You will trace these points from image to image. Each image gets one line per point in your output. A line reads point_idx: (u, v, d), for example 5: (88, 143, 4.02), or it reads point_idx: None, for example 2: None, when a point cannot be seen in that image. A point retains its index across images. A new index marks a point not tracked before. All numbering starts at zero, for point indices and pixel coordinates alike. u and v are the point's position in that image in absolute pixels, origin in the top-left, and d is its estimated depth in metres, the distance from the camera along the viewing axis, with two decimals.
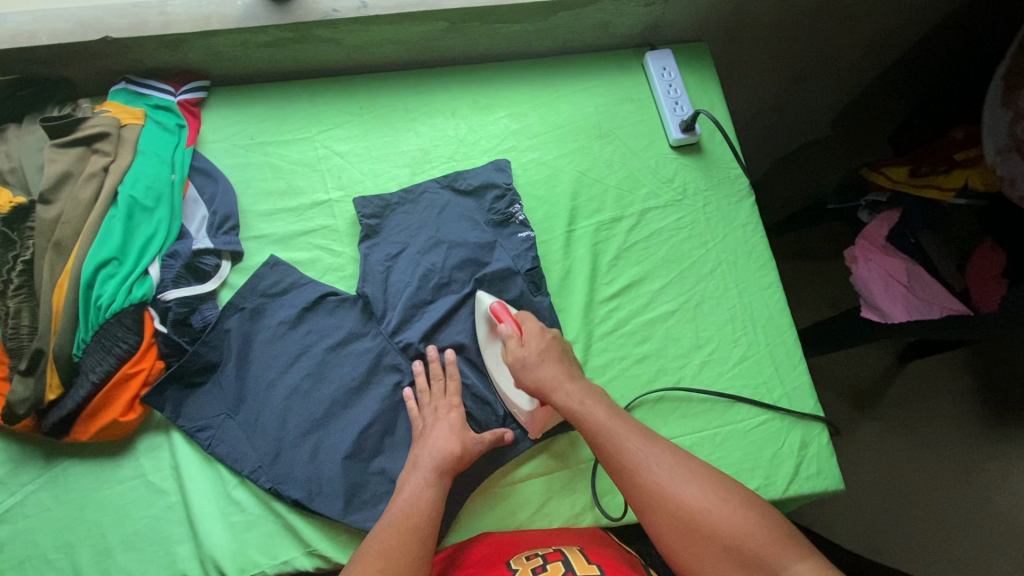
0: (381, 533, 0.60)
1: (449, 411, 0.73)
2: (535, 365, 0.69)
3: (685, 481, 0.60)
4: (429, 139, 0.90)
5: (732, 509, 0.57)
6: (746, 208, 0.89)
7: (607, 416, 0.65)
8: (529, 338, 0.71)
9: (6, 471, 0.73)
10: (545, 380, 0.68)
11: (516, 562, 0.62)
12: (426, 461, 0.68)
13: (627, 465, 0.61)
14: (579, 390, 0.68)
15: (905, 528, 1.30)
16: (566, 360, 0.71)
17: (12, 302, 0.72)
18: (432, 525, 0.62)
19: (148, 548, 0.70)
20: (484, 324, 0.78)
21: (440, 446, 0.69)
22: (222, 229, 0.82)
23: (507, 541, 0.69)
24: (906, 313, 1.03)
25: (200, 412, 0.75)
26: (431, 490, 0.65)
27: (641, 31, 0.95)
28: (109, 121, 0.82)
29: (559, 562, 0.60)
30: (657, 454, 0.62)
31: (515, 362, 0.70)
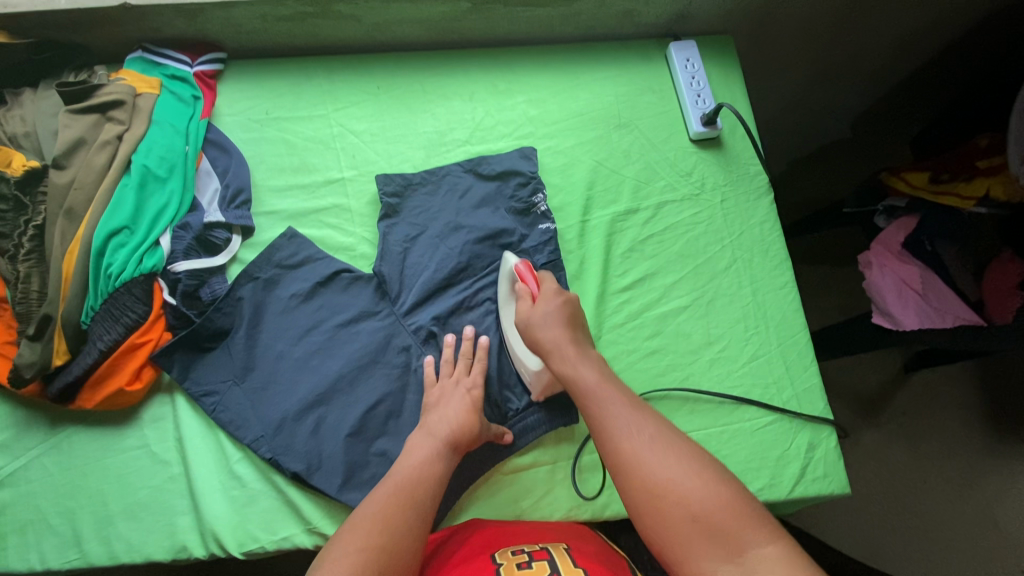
0: (382, 501, 0.58)
1: (471, 388, 0.72)
2: (539, 326, 0.67)
3: (665, 454, 0.53)
4: (446, 121, 0.89)
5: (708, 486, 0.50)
6: (764, 206, 0.87)
7: (597, 382, 0.61)
8: (543, 303, 0.69)
9: (11, 434, 0.73)
10: (545, 344, 0.66)
11: (502, 556, 0.60)
12: (440, 433, 0.66)
13: (606, 434, 0.56)
14: (579, 357, 0.64)
15: (903, 537, 1.29)
16: (575, 326, 0.67)
17: (22, 266, 0.72)
18: (435, 494, 0.61)
19: (148, 518, 0.70)
20: (506, 284, 0.77)
21: (456, 419, 0.68)
22: (234, 203, 0.81)
23: (496, 530, 0.67)
24: (918, 321, 1.02)
25: (206, 377, 0.75)
26: (436, 462, 0.64)
27: (666, 21, 0.93)
28: (125, 89, 0.82)
29: (544, 562, 0.59)
30: (641, 424, 0.56)
31: (523, 322, 0.70)
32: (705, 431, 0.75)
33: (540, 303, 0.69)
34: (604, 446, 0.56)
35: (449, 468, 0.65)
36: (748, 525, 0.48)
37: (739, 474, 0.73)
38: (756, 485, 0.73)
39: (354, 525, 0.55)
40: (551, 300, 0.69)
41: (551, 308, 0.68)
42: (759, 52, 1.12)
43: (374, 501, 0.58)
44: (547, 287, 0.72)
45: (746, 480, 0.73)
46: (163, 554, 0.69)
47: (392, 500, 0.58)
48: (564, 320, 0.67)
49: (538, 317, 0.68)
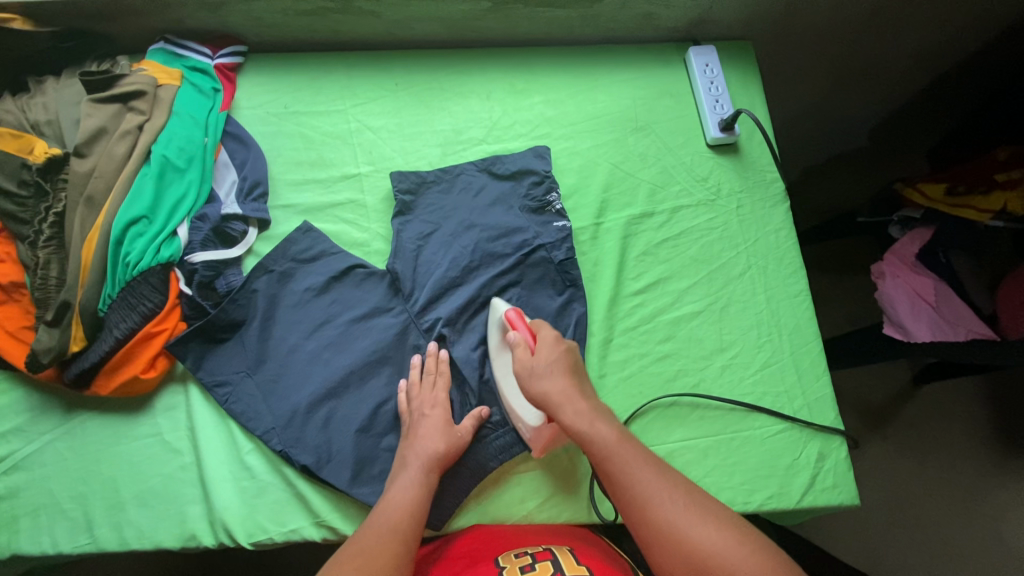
0: (365, 535, 0.60)
1: (434, 406, 0.73)
2: (543, 376, 0.67)
3: (699, 520, 0.56)
4: (463, 120, 0.89)
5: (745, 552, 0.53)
6: (781, 213, 0.86)
7: (616, 441, 0.62)
8: (544, 354, 0.68)
9: (27, 418, 0.74)
10: (551, 395, 0.65)
11: (505, 560, 0.61)
12: (416, 458, 0.68)
13: (639, 504, 0.58)
14: (593, 418, 0.64)
15: (906, 551, 1.28)
16: (578, 375, 0.68)
17: (42, 252, 0.73)
18: (417, 522, 0.63)
19: (159, 506, 0.71)
20: (495, 331, 0.77)
21: (430, 444, 0.69)
22: (252, 195, 0.82)
23: (493, 537, 0.69)
24: (929, 333, 1.02)
25: (220, 367, 0.75)
26: (418, 491, 0.66)
27: (686, 25, 0.93)
28: (146, 80, 0.82)
29: (548, 562, 0.59)
30: (671, 490, 0.58)
31: (522, 372, 0.68)
32: (714, 437, 0.75)
33: (540, 355, 0.68)
34: (637, 514, 0.58)
35: (430, 493, 0.67)
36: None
37: (747, 482, 0.73)
38: (764, 493, 0.73)
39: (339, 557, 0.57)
40: (551, 351, 0.68)
41: (555, 360, 0.67)
42: (777, 58, 1.11)
43: (358, 535, 0.60)
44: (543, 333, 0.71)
45: (754, 488, 0.73)
46: (172, 542, 0.70)
47: (372, 532, 0.60)
48: (566, 372, 0.67)
49: (540, 367, 0.67)
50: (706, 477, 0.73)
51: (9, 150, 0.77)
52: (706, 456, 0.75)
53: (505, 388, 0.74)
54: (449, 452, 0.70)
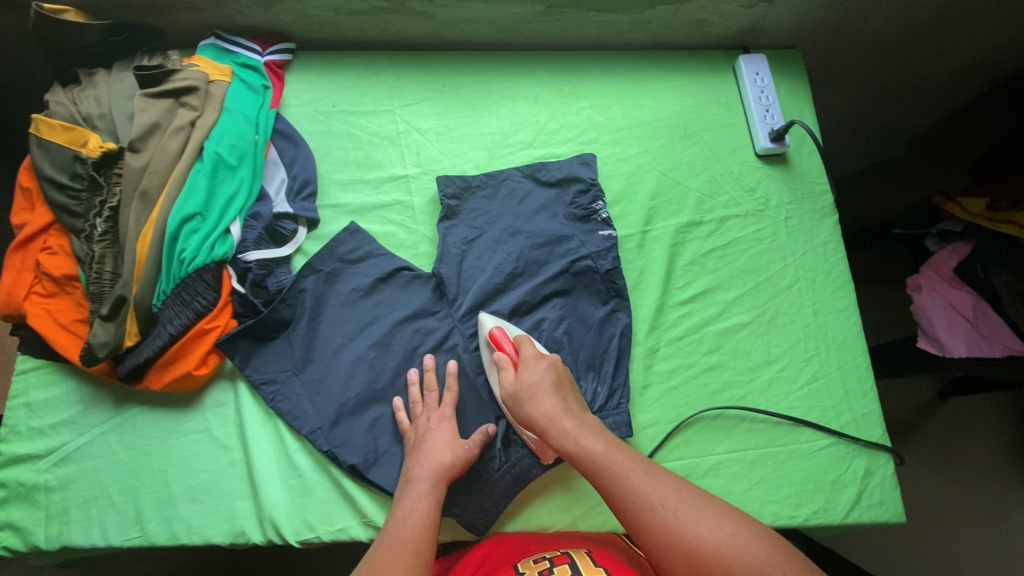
0: (377, 554, 0.58)
1: (441, 421, 0.72)
2: (534, 398, 0.64)
3: (699, 519, 0.54)
4: (510, 123, 0.89)
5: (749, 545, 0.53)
6: (829, 226, 0.86)
7: (605, 451, 0.60)
8: (529, 370, 0.66)
9: (78, 411, 0.74)
10: (542, 415, 0.63)
11: (524, 565, 0.61)
12: (421, 475, 0.67)
13: (637, 515, 0.55)
14: (582, 429, 0.61)
15: (930, 565, 1.28)
16: (564, 388, 0.66)
17: (98, 247, 0.74)
18: (429, 534, 0.62)
19: (208, 501, 0.72)
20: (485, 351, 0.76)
21: (434, 460, 0.68)
22: (301, 194, 0.82)
23: (513, 544, 0.69)
24: (965, 348, 1.01)
25: (267, 365, 0.75)
26: (427, 502, 0.65)
27: (736, 33, 0.93)
28: (199, 75, 0.82)
29: (566, 565, 0.60)
30: (665, 493, 0.56)
31: (511, 393, 0.66)
32: (760, 450, 0.75)
33: (524, 370, 0.67)
34: (635, 526, 0.56)
35: (440, 505, 0.66)
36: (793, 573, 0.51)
37: (793, 496, 0.73)
38: (810, 508, 0.73)
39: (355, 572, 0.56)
40: (537, 366, 0.67)
41: (542, 374, 0.66)
42: (821, 66, 1.10)
43: (369, 554, 0.59)
44: (526, 350, 0.69)
45: (801, 503, 0.73)
46: (221, 538, 0.71)
47: (384, 548, 0.59)
48: (554, 386, 0.65)
49: (525, 388, 0.65)
50: (752, 490, 0.73)
51: (62, 142, 0.77)
52: (752, 469, 0.74)
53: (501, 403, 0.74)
54: (458, 464, 0.69)
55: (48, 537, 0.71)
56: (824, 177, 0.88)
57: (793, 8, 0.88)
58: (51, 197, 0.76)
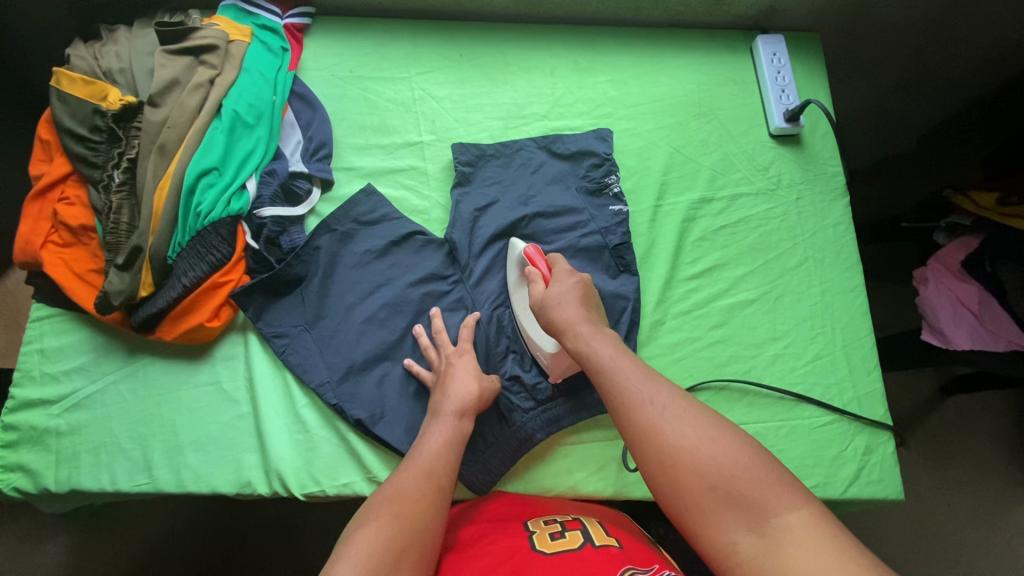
0: (400, 480, 0.59)
1: (463, 355, 0.73)
2: (555, 304, 0.66)
3: (683, 422, 0.53)
4: (525, 94, 0.89)
5: (736, 459, 0.50)
6: (840, 208, 0.86)
7: (611, 356, 0.60)
8: (557, 286, 0.68)
9: (90, 359, 0.75)
10: (559, 322, 0.65)
11: (534, 524, 0.61)
12: (449, 407, 0.68)
13: (625, 412, 0.55)
14: (595, 334, 0.62)
15: (922, 557, 1.29)
16: (590, 304, 0.67)
17: (115, 197, 0.74)
18: (449, 469, 0.63)
19: (216, 451, 0.73)
20: (516, 270, 0.77)
21: (462, 393, 0.69)
22: (316, 155, 0.83)
23: (520, 501, 0.69)
24: (969, 340, 1.02)
25: (279, 319, 0.77)
26: (453, 439, 0.66)
27: (755, 13, 0.93)
28: (219, 34, 0.82)
29: (577, 531, 0.59)
30: (660, 396, 0.55)
31: (536, 302, 0.68)
32: (763, 424, 0.76)
33: (556, 286, 0.68)
34: (621, 419, 0.56)
35: (463, 439, 0.67)
36: (772, 491, 0.48)
37: (793, 469, 0.74)
38: (809, 482, 0.73)
39: (377, 498, 0.57)
40: (567, 282, 0.68)
41: (568, 289, 0.67)
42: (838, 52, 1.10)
43: (391, 482, 0.60)
44: (559, 269, 0.71)
45: (800, 477, 0.73)
46: (228, 488, 0.71)
47: (410, 477, 0.60)
48: (580, 299, 0.67)
49: (551, 297, 0.67)
50: None
51: (82, 96, 0.78)
52: None
53: (522, 318, 0.76)
54: (482, 398, 0.70)
55: (57, 481, 0.71)
56: (838, 159, 0.89)
57: None
58: (69, 148, 0.77)
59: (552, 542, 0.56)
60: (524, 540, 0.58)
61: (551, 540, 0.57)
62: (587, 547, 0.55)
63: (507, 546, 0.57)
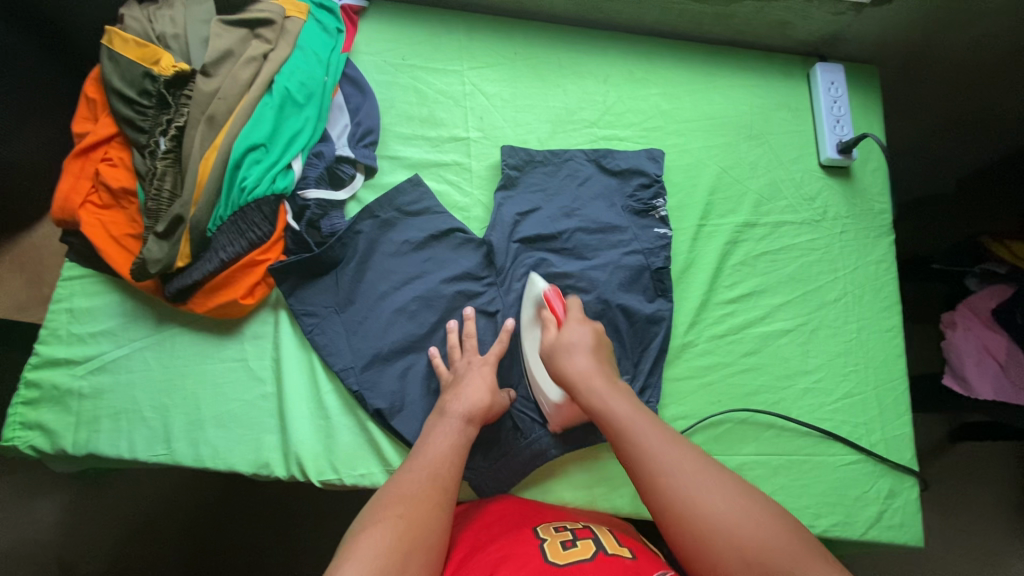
0: (404, 480, 0.58)
1: (482, 365, 0.72)
2: (571, 352, 0.64)
3: (713, 493, 0.51)
4: (577, 100, 0.88)
5: (771, 536, 0.48)
6: (884, 246, 0.85)
7: (632, 415, 0.58)
8: (570, 331, 0.66)
9: (119, 323, 0.75)
10: (577, 373, 0.62)
11: (544, 530, 0.59)
12: (457, 410, 0.66)
13: (651, 479, 0.53)
14: (611, 389, 0.60)
15: None
16: (603, 354, 0.65)
17: (160, 163, 0.74)
18: (455, 470, 0.61)
19: (237, 429, 0.72)
20: (530, 307, 0.75)
21: (473, 399, 0.67)
22: (363, 141, 0.82)
23: (523, 503, 0.68)
24: (993, 391, 1.01)
25: (311, 298, 0.76)
26: (459, 440, 0.64)
27: (817, 39, 0.91)
28: (276, 9, 0.82)
29: (589, 540, 0.57)
30: (681, 460, 0.54)
31: (546, 347, 0.67)
32: (788, 457, 0.75)
33: (566, 329, 0.67)
34: (647, 487, 0.54)
35: (468, 443, 0.65)
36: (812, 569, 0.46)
37: (814, 505, 0.73)
38: (829, 520, 0.72)
39: (381, 501, 0.56)
40: (578, 328, 0.66)
41: (581, 335, 0.65)
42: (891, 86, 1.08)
43: (396, 482, 0.58)
44: (572, 314, 0.69)
45: (821, 514, 0.72)
46: (245, 467, 0.71)
47: (414, 478, 0.58)
48: (590, 347, 0.65)
49: (563, 344, 0.65)
50: (774, 494, 0.73)
51: (134, 58, 0.77)
52: (777, 475, 0.74)
53: (530, 362, 0.73)
54: (491, 407, 0.69)
55: (75, 442, 0.71)
56: (886, 196, 0.87)
57: (881, 20, 0.87)
58: (118, 109, 0.76)
59: (564, 551, 0.54)
60: (536, 546, 0.55)
61: (563, 549, 0.54)
62: (599, 557, 0.53)
63: (518, 551, 0.55)
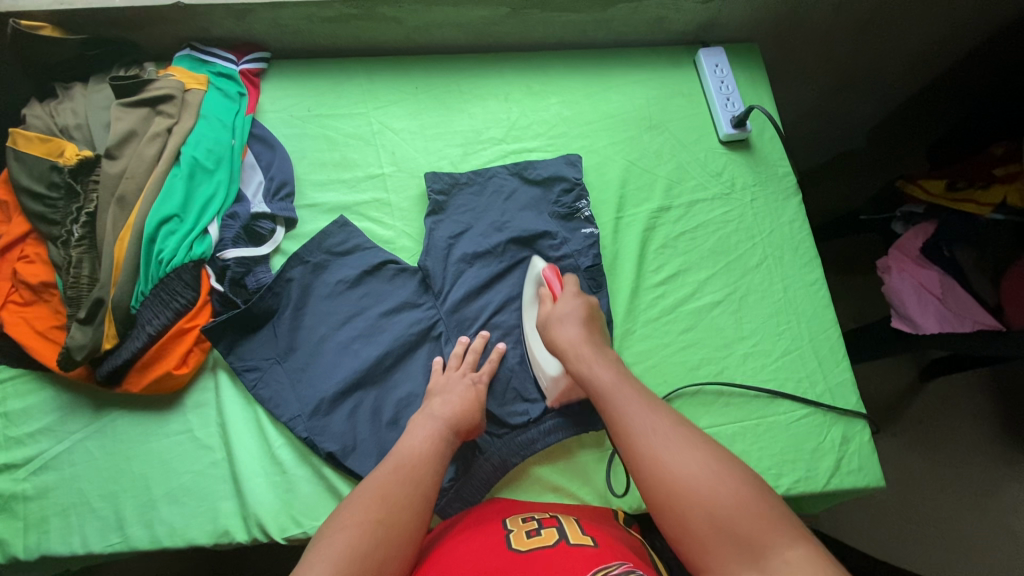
0: (385, 476, 0.59)
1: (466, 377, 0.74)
2: (561, 322, 0.70)
3: (683, 453, 0.54)
4: (482, 120, 0.92)
5: (730, 490, 0.50)
6: (794, 206, 0.89)
7: (614, 382, 0.63)
8: (565, 303, 0.72)
9: (56, 418, 0.74)
10: (564, 341, 0.68)
11: (512, 522, 0.60)
12: (443, 413, 0.68)
13: (628, 437, 0.57)
14: (597, 358, 0.66)
15: (934, 549, 1.24)
16: (592, 325, 0.70)
17: (75, 252, 0.74)
18: (436, 474, 0.62)
19: (190, 502, 0.71)
20: (532, 286, 0.79)
21: (454, 400, 0.70)
22: (278, 195, 0.83)
23: (513, 504, 0.68)
24: (938, 325, 1.01)
25: (250, 353, 0.76)
26: (437, 441, 0.65)
27: (695, 29, 0.98)
28: (175, 84, 0.84)
29: (554, 529, 0.57)
30: (657, 423, 0.57)
31: (544, 317, 0.72)
32: (741, 424, 0.76)
33: (561, 302, 0.72)
34: (625, 443, 0.57)
35: (450, 447, 0.66)
36: (769, 529, 0.47)
37: (775, 466, 0.74)
38: (791, 478, 0.74)
39: (357, 496, 0.57)
40: (571, 301, 0.72)
41: (573, 307, 0.71)
42: (778, 61, 1.14)
43: (376, 475, 0.60)
44: (569, 289, 0.74)
45: (781, 473, 0.74)
46: (205, 539, 0.69)
47: (394, 478, 0.59)
48: (583, 318, 0.70)
49: (557, 316, 0.71)
50: None
51: (38, 154, 0.78)
52: (733, 444, 0.75)
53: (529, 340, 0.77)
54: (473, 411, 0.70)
55: (26, 547, 0.69)
56: (786, 160, 0.92)
57: (745, 3, 0.93)
58: (26, 206, 0.76)
59: (527, 539, 0.55)
60: (501, 538, 0.56)
61: (526, 537, 0.55)
62: (562, 545, 0.53)
63: (482, 544, 0.56)
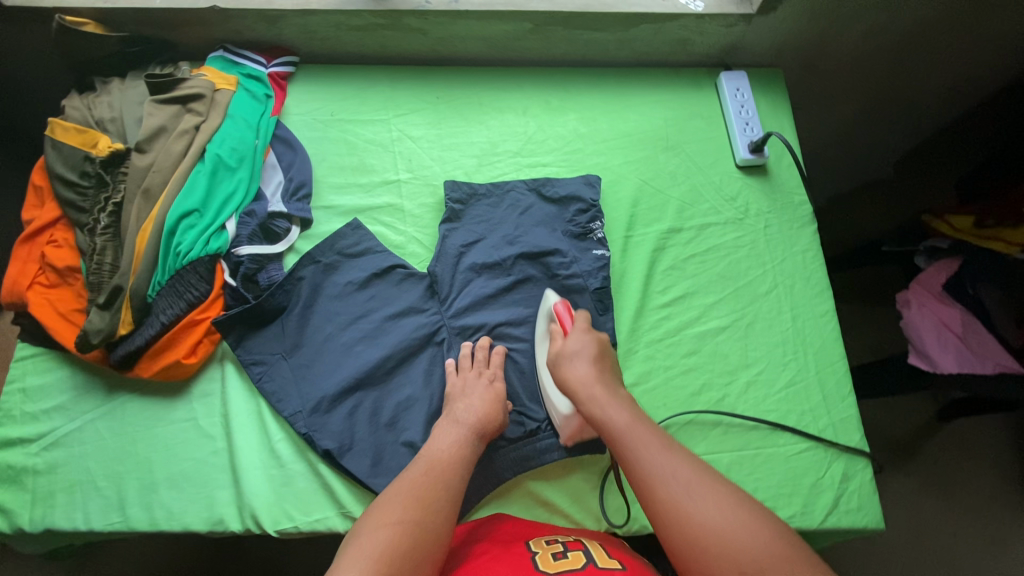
0: (417, 479, 0.61)
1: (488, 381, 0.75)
2: (572, 360, 0.69)
3: (707, 500, 0.54)
4: (498, 133, 0.93)
5: (756, 534, 0.51)
6: (808, 235, 0.88)
7: (627, 424, 0.62)
8: (575, 339, 0.70)
9: (70, 397, 0.77)
10: (576, 378, 0.67)
11: (537, 544, 0.60)
12: (467, 421, 0.69)
13: (648, 483, 0.57)
14: (609, 399, 0.65)
15: None
16: (603, 363, 0.69)
17: (99, 239, 0.78)
18: (461, 480, 0.63)
19: (189, 489, 0.73)
20: (544, 320, 0.78)
21: (474, 408, 0.71)
22: (296, 195, 0.86)
23: (529, 524, 0.68)
24: (957, 365, 0.97)
25: (258, 347, 0.78)
26: (463, 446, 0.67)
27: (718, 52, 0.98)
28: (205, 84, 0.87)
29: (580, 552, 0.58)
30: (676, 467, 0.57)
31: (554, 354, 0.71)
32: (738, 453, 0.75)
33: (571, 338, 0.71)
34: (645, 491, 0.57)
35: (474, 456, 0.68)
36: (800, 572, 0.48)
37: (770, 499, 0.73)
38: (786, 512, 0.72)
39: (390, 495, 0.59)
40: (582, 337, 0.71)
41: (584, 344, 0.69)
42: (803, 87, 1.13)
43: (409, 476, 0.61)
44: (579, 323, 0.73)
45: (776, 507, 0.72)
46: (200, 525, 0.71)
47: (423, 479, 0.61)
48: (593, 356, 0.69)
49: (567, 353, 0.70)
50: None
51: (73, 143, 0.82)
52: (728, 473, 0.74)
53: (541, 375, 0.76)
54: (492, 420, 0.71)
55: (31, 520, 0.71)
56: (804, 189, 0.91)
57: (770, 29, 0.93)
58: (59, 193, 0.80)
59: (556, 561, 0.55)
60: (528, 559, 0.56)
61: (554, 559, 0.56)
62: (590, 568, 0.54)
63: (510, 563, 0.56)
